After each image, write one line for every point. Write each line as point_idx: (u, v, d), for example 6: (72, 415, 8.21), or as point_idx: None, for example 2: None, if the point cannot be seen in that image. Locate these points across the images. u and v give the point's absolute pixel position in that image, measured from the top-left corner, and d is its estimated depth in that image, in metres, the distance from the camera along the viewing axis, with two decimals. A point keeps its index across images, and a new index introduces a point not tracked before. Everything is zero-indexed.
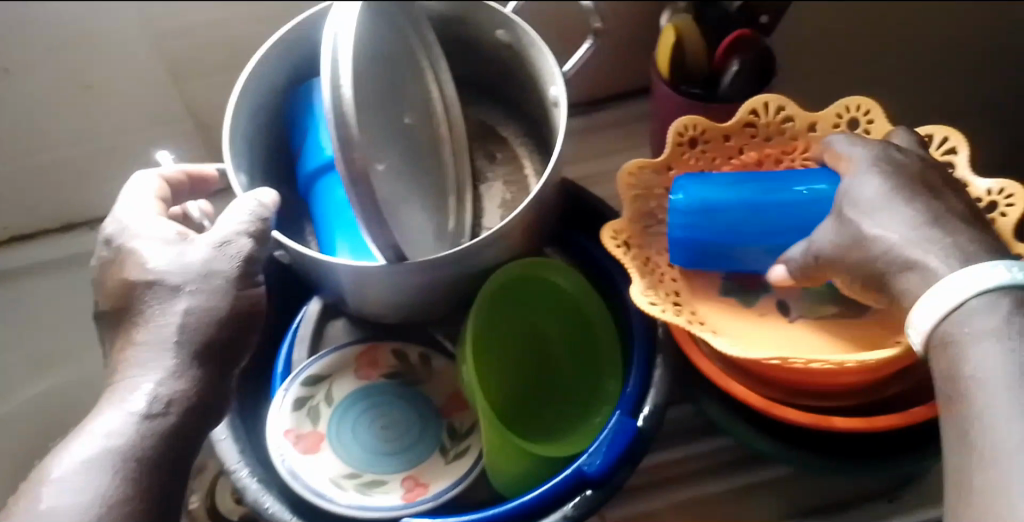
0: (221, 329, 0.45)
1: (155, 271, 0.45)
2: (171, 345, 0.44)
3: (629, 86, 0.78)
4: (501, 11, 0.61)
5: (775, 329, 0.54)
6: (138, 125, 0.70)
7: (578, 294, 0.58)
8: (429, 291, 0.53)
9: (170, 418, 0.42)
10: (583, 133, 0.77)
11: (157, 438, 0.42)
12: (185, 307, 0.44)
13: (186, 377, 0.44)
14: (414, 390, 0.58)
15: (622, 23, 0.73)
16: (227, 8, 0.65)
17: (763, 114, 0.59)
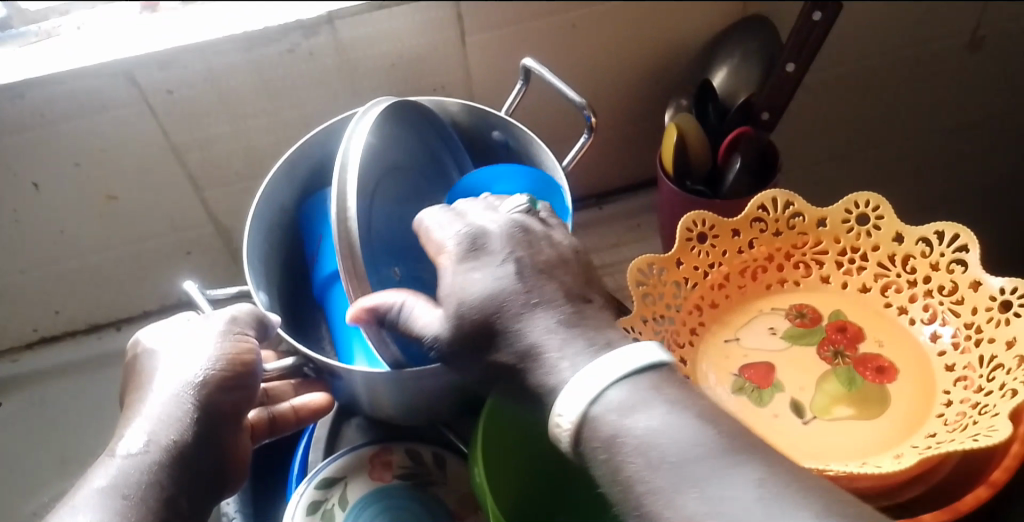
0: (220, 391, 0.49)
1: (158, 350, 0.52)
2: (170, 399, 0.48)
3: (635, 179, 0.81)
4: (497, 114, 0.63)
5: (791, 429, 0.52)
6: (163, 234, 0.75)
7: None
8: (437, 393, 0.54)
9: (149, 458, 0.45)
10: (594, 223, 0.79)
11: (134, 474, 0.45)
12: (174, 371, 0.49)
13: (184, 425, 0.47)
14: (428, 491, 0.58)
15: (627, 120, 0.76)
16: (247, 123, 0.69)
17: (771, 209, 0.60)
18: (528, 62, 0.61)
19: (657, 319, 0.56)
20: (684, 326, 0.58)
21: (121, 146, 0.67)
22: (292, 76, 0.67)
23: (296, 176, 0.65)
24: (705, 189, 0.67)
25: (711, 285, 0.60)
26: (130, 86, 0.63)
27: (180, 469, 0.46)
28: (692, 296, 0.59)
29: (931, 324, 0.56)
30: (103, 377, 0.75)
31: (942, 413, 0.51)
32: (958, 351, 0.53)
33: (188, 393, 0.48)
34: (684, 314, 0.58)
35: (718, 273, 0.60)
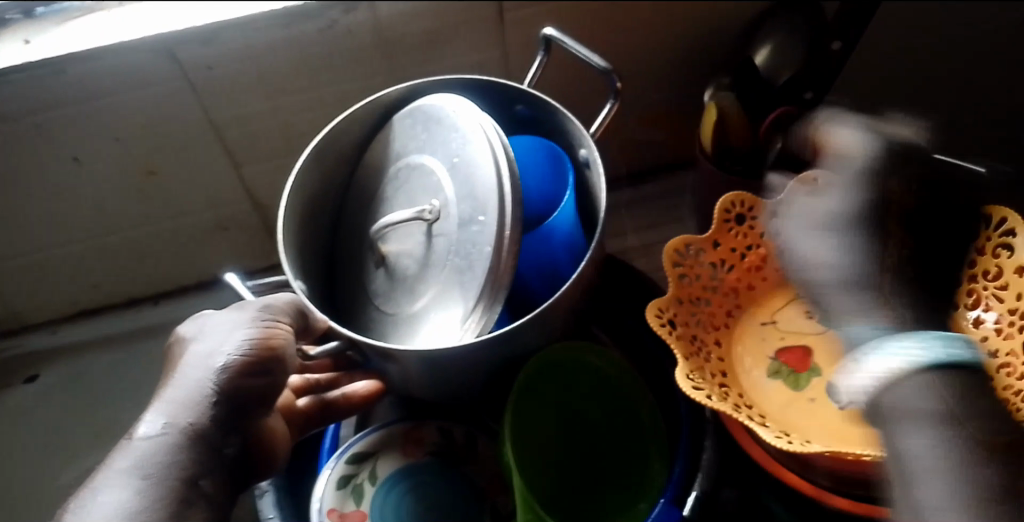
0: (248, 375, 0.48)
1: (192, 332, 0.51)
2: (197, 380, 0.47)
3: (674, 158, 0.79)
4: (522, 87, 0.61)
5: (827, 416, 0.52)
6: (199, 210, 0.75)
7: (619, 373, 0.58)
8: (469, 374, 0.54)
9: (173, 439, 0.45)
10: (629, 202, 0.78)
11: (156, 455, 0.44)
12: (203, 351, 0.49)
13: (205, 410, 0.46)
14: (458, 469, 0.58)
15: (665, 99, 0.74)
16: (283, 98, 0.69)
17: None
18: (550, 32, 0.59)
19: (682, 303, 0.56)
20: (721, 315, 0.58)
21: (161, 122, 0.68)
22: (328, 50, 0.66)
23: (330, 165, 0.65)
24: (744, 170, 0.65)
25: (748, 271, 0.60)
26: (169, 61, 0.64)
27: (200, 454, 0.45)
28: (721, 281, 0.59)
29: (975, 310, 0.55)
30: (139, 349, 0.76)
31: (981, 401, 0.49)
32: (1000, 340, 0.52)
33: (213, 377, 0.47)
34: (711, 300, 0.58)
35: (753, 261, 0.60)
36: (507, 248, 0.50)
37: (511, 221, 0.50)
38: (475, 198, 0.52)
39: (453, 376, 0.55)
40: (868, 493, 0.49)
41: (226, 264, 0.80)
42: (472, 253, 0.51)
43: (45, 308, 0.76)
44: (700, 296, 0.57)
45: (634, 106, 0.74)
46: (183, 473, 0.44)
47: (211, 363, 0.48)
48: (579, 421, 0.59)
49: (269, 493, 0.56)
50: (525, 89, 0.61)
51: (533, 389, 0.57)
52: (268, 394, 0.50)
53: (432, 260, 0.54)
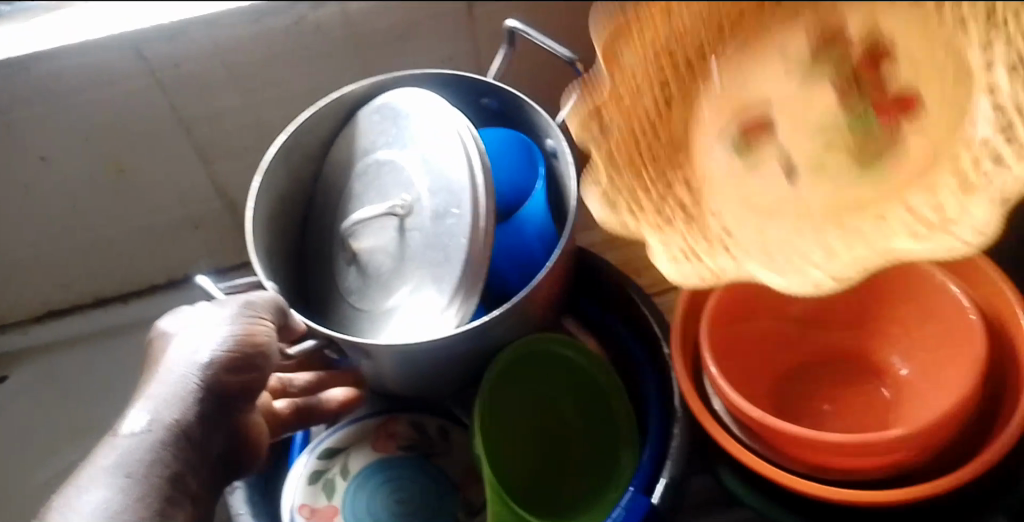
0: (228, 371, 0.48)
1: (170, 328, 0.51)
2: (177, 377, 0.47)
3: None
4: (486, 79, 0.62)
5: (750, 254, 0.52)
6: (170, 208, 0.75)
7: (593, 364, 0.58)
8: (437, 367, 0.54)
9: (157, 438, 0.45)
10: None
11: (140, 454, 0.44)
12: (181, 348, 0.49)
13: (186, 407, 0.46)
14: (432, 462, 0.58)
15: None
16: (252, 95, 0.69)
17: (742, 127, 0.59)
18: (512, 24, 0.59)
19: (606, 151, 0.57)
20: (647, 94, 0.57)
21: (129, 119, 0.67)
22: (297, 46, 0.66)
23: (300, 161, 0.65)
24: None
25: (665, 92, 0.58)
26: (136, 58, 0.63)
27: (185, 450, 0.46)
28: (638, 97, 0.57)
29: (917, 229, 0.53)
30: (112, 350, 0.75)
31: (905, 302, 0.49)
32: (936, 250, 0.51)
33: (193, 374, 0.47)
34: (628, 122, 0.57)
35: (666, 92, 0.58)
36: (483, 238, 0.51)
37: (488, 214, 0.51)
38: (450, 191, 0.52)
39: (425, 372, 0.55)
40: (841, 477, 0.50)
41: (199, 263, 0.80)
42: (449, 245, 0.52)
43: (15, 310, 0.75)
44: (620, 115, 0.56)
45: None
46: (166, 470, 0.44)
47: (190, 360, 0.47)
48: (552, 414, 0.60)
49: (240, 490, 0.56)
50: (491, 82, 0.61)
51: (502, 383, 0.57)
52: (251, 389, 0.49)
53: (406, 254, 0.55)
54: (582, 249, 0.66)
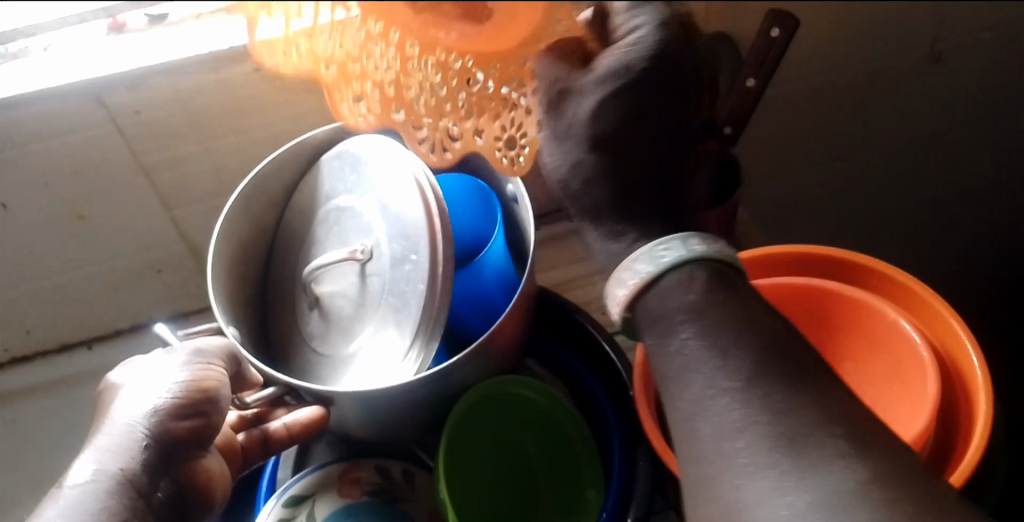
0: (178, 415, 0.48)
1: (120, 381, 0.52)
2: (126, 424, 0.47)
3: None
4: None
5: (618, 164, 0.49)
6: (131, 252, 0.75)
7: (553, 403, 0.60)
8: (403, 412, 0.54)
9: (104, 483, 0.45)
10: (564, 234, 0.80)
11: (87, 499, 0.44)
12: (131, 397, 0.49)
13: (136, 453, 0.46)
14: (398, 506, 0.58)
15: None
16: (215, 139, 0.69)
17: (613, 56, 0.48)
18: None
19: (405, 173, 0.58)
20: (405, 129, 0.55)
21: (90, 165, 0.67)
22: (259, 92, 0.67)
23: (264, 206, 0.65)
24: None
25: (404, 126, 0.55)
26: (98, 105, 0.64)
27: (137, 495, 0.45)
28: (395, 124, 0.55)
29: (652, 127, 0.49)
30: (72, 398, 0.74)
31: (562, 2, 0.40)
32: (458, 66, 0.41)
33: (142, 419, 0.47)
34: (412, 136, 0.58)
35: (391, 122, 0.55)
36: (438, 286, 0.51)
37: (443, 260, 0.51)
38: (407, 236, 0.53)
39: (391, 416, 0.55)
40: None
41: (161, 307, 0.79)
42: (407, 291, 0.52)
43: None
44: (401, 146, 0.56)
45: None
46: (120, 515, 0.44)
47: (140, 407, 0.48)
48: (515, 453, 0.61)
49: None
50: None
51: (467, 424, 0.58)
52: (204, 432, 0.49)
53: (367, 299, 0.55)
54: (546, 290, 0.67)
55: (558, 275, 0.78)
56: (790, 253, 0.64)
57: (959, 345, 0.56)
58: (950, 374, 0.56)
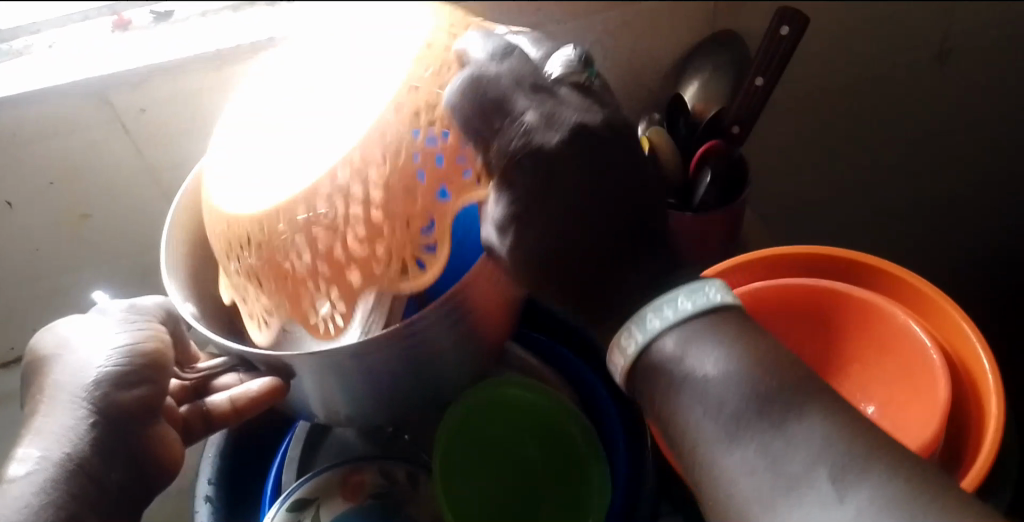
0: (121, 387, 0.48)
1: (57, 350, 0.51)
2: (70, 400, 0.47)
3: None
4: None
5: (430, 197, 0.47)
6: (134, 252, 0.74)
7: (546, 402, 0.60)
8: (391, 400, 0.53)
9: (56, 465, 0.45)
10: None
11: (37, 483, 0.44)
12: (71, 370, 0.49)
13: (82, 431, 0.46)
14: (401, 510, 0.57)
15: None
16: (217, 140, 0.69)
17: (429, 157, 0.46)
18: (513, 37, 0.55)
19: (307, 278, 0.49)
20: (336, 230, 0.47)
21: (95, 165, 0.67)
22: None
23: None
24: (677, 201, 0.67)
25: (375, 228, 0.47)
26: (103, 105, 0.64)
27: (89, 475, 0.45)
28: (345, 217, 0.46)
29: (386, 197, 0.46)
30: None
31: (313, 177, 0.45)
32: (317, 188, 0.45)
33: (87, 393, 0.47)
34: (313, 274, 0.48)
35: (344, 199, 0.46)
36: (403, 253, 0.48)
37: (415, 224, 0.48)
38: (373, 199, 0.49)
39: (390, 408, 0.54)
40: None
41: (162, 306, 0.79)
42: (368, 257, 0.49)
43: None
44: (321, 251, 0.47)
45: None
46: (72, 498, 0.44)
47: (83, 381, 0.48)
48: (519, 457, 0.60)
49: None
50: None
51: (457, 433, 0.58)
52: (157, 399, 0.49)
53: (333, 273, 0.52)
54: None
55: None
56: (787, 253, 0.63)
57: (972, 350, 0.55)
58: (961, 378, 0.55)
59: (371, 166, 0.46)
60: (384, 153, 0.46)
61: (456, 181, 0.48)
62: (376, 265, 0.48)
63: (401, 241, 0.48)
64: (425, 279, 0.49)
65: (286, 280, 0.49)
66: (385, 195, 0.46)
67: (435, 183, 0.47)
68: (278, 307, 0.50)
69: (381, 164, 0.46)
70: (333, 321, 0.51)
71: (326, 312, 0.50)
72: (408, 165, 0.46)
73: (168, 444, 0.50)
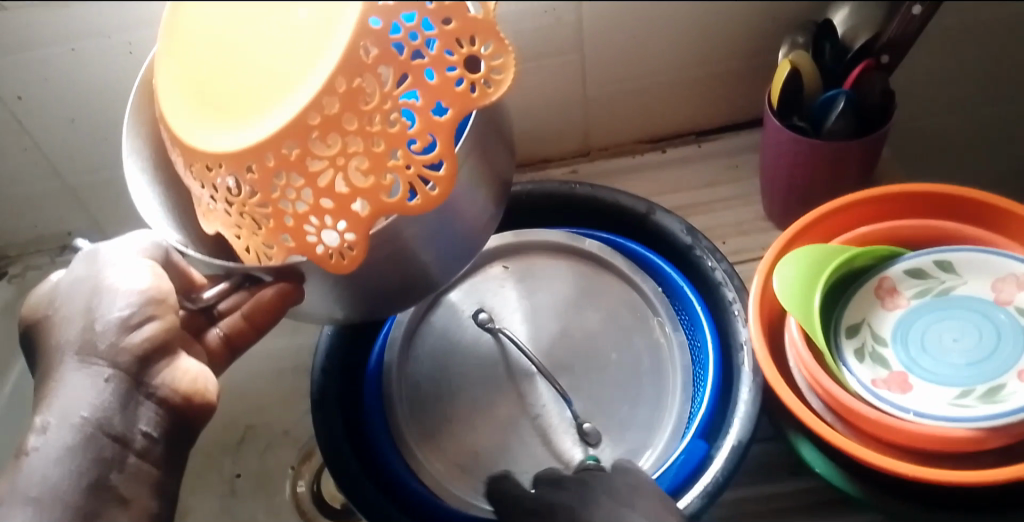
0: (138, 388, 0.48)
1: (64, 381, 0.47)
2: (76, 425, 0.46)
3: (745, 117, 0.78)
4: None
5: (331, 133, 0.40)
6: None
7: None
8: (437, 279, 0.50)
9: (82, 490, 0.45)
10: (692, 159, 0.78)
11: (63, 506, 0.44)
12: (86, 388, 0.47)
13: (80, 453, 0.45)
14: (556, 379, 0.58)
15: (734, 57, 0.72)
16: None
17: (374, 79, 0.39)
18: None
19: (307, 215, 0.41)
20: (332, 165, 0.40)
21: None
22: None
23: None
24: (809, 128, 0.63)
25: (378, 156, 0.39)
26: None
27: (110, 439, 0.46)
28: (343, 149, 0.39)
29: (368, 87, 0.39)
30: None
31: (267, 156, 0.41)
32: (275, 157, 0.41)
33: (92, 424, 0.46)
34: (314, 210, 0.41)
35: (338, 131, 0.40)
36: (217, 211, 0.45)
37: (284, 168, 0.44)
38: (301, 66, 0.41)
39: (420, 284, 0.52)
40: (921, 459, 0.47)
41: None
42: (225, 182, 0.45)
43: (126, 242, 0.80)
44: (321, 187, 0.40)
45: (700, 68, 0.72)
46: (89, 472, 0.45)
47: (88, 409, 0.46)
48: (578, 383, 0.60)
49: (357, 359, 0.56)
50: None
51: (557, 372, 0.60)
52: (165, 342, 0.49)
53: None
54: (668, 211, 0.66)
55: (681, 199, 0.76)
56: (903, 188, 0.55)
57: None
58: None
59: (358, 78, 0.39)
60: (365, 71, 0.39)
61: (453, 91, 0.38)
62: (382, 189, 0.40)
63: (404, 161, 0.39)
64: (432, 198, 0.40)
65: (280, 222, 0.42)
66: (377, 110, 0.39)
67: (434, 98, 0.39)
68: (277, 248, 0.44)
69: (367, 86, 0.39)
70: (339, 252, 0.42)
71: (328, 248, 0.42)
72: (388, 59, 0.38)
73: (196, 392, 0.50)
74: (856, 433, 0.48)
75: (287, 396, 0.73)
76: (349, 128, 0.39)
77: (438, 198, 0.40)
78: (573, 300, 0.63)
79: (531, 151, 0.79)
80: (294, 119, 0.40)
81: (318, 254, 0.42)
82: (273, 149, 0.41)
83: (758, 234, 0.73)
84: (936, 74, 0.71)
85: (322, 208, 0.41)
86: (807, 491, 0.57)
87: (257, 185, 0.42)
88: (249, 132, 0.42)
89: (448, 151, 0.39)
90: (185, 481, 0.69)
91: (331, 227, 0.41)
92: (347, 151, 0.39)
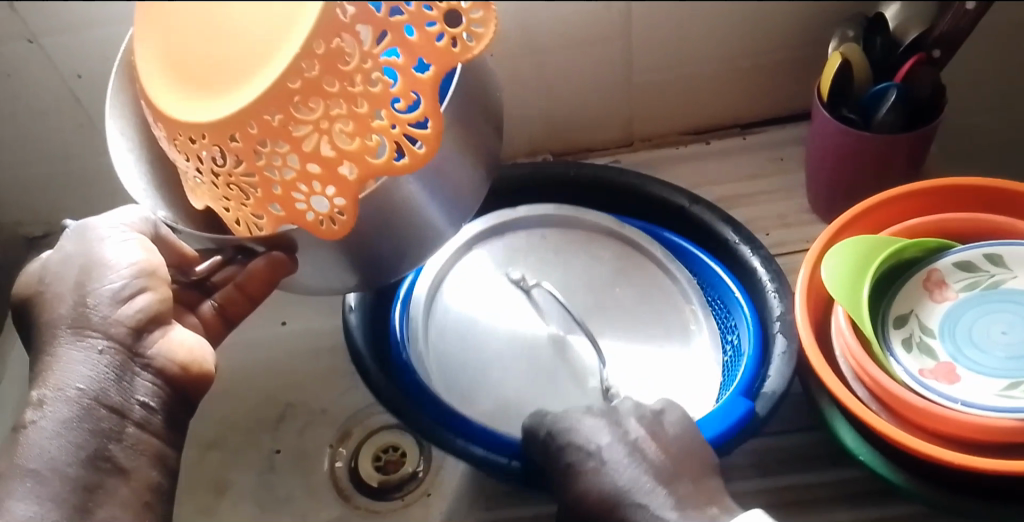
0: (134, 362, 0.49)
1: (60, 355, 0.48)
2: (71, 398, 0.47)
3: (789, 110, 0.78)
4: None
5: (313, 99, 0.41)
6: None
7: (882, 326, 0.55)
8: None
9: (82, 461, 0.46)
10: (735, 151, 0.78)
11: (65, 476, 0.45)
12: (81, 361, 0.48)
13: (77, 424, 0.46)
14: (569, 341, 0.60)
15: (779, 50, 0.72)
16: None
17: (349, 41, 0.40)
18: None
19: (295, 182, 0.43)
20: (317, 130, 0.41)
21: None
22: None
23: None
24: (860, 119, 0.63)
25: (363, 119, 0.41)
26: None
27: (108, 410, 0.48)
28: (327, 114, 0.41)
29: (345, 49, 0.40)
30: None
31: (248, 125, 0.41)
32: (258, 125, 0.41)
33: (87, 398, 0.47)
34: (302, 176, 0.43)
35: (319, 96, 0.40)
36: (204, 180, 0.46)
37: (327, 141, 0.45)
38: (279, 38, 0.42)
39: None
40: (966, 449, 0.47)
41: None
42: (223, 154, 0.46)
43: None
44: (307, 153, 0.42)
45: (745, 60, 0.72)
46: (88, 443, 0.46)
47: (82, 383, 0.48)
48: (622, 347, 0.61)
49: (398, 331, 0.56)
50: None
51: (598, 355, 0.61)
52: (159, 313, 0.51)
53: None
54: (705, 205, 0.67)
55: (723, 190, 0.77)
56: (951, 180, 0.56)
57: None
58: None
59: (336, 39, 0.40)
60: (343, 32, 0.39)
61: (434, 46, 0.39)
62: (368, 151, 0.41)
63: (388, 122, 0.41)
64: (420, 155, 0.42)
65: (268, 191, 0.44)
66: (358, 72, 0.40)
67: (415, 56, 0.39)
68: (266, 218, 0.46)
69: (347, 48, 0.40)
70: (329, 217, 0.44)
71: (318, 214, 0.44)
72: (364, 18, 0.39)
73: (192, 362, 0.52)
74: (900, 423, 0.49)
75: (326, 374, 0.74)
76: (331, 92, 0.40)
77: (424, 155, 0.42)
78: (606, 279, 0.64)
79: (573, 140, 0.80)
80: (274, 85, 0.40)
81: (308, 221, 0.44)
82: (256, 117, 0.41)
83: (800, 226, 0.73)
84: (986, 67, 0.71)
85: (311, 174, 0.42)
86: (847, 481, 0.57)
87: (242, 154, 0.43)
88: (230, 103, 0.42)
89: (433, 110, 0.40)
90: (223, 455, 0.70)
91: (322, 192, 0.43)
92: (330, 115, 0.41)
